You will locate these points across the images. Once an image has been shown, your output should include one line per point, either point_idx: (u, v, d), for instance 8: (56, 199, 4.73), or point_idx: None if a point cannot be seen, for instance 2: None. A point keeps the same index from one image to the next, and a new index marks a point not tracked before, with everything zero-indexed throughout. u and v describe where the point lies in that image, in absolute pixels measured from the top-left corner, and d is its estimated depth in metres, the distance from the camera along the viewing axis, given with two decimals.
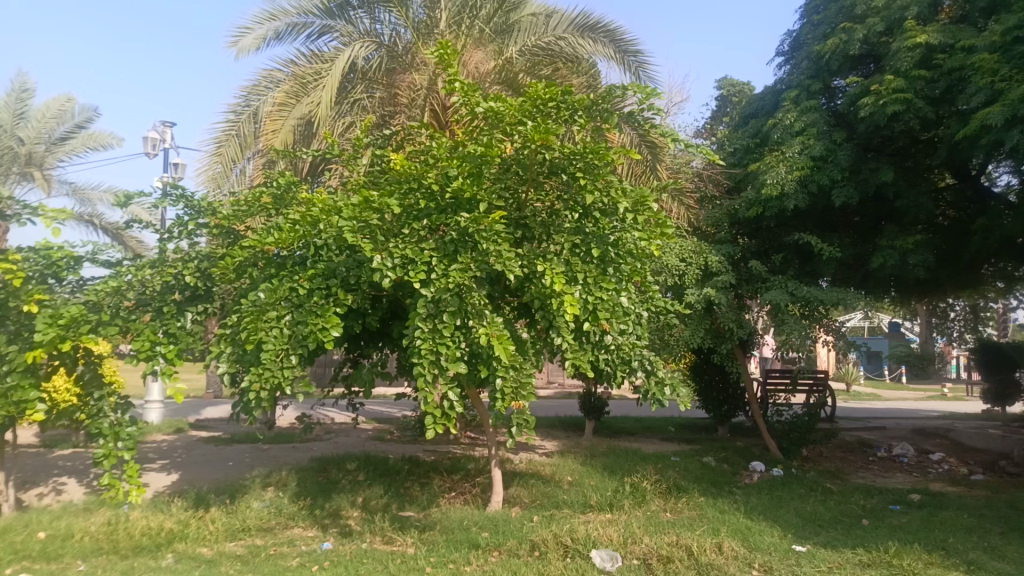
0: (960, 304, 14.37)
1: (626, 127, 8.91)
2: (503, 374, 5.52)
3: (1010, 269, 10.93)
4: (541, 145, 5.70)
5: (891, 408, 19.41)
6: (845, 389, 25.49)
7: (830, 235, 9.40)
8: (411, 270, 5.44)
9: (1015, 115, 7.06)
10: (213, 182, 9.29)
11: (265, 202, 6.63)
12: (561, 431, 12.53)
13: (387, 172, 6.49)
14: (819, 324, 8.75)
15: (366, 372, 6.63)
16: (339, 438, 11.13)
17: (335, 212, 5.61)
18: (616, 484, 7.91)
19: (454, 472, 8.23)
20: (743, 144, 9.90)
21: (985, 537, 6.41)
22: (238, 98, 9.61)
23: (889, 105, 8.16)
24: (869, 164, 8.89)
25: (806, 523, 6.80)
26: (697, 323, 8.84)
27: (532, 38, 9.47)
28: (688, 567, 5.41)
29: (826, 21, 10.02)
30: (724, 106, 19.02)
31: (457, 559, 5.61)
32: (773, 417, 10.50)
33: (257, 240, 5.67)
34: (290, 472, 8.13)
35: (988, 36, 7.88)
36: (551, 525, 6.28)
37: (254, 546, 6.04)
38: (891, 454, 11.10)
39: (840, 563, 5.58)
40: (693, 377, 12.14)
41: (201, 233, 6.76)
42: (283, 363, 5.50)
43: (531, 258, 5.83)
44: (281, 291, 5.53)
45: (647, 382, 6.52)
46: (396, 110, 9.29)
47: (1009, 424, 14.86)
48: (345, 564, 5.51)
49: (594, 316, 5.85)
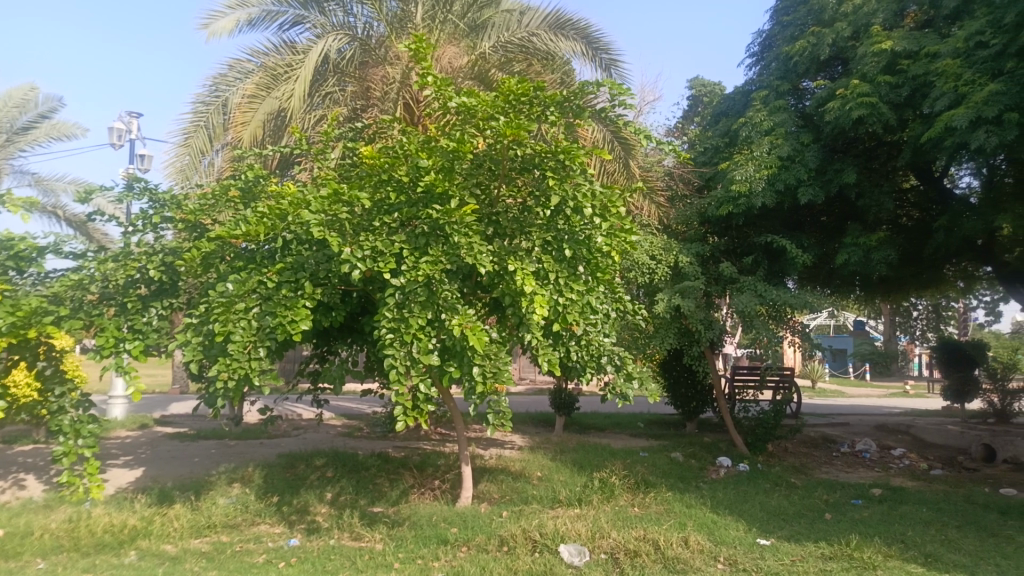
0: (922, 302, 14.74)
1: (598, 122, 8.91)
2: (480, 362, 5.55)
3: (969, 269, 11.24)
4: (512, 141, 5.75)
5: (854, 405, 19.75)
6: (811, 386, 25.82)
7: (796, 235, 9.56)
8: (382, 262, 5.41)
9: (978, 118, 7.21)
10: (180, 175, 9.17)
11: (232, 196, 6.61)
12: (530, 427, 12.58)
13: (357, 165, 6.47)
14: (785, 325, 8.88)
15: (336, 368, 6.50)
16: (307, 435, 11.03)
17: (304, 206, 5.58)
18: (585, 479, 7.95)
19: (424, 468, 8.19)
20: (713, 143, 10.02)
21: (942, 530, 6.60)
22: (206, 88, 9.47)
23: (855, 108, 8.30)
24: (834, 165, 9.07)
25: (770, 517, 6.91)
26: (669, 324, 8.93)
27: (505, 34, 9.48)
28: (655, 561, 5.48)
29: (795, 22, 10.16)
30: (695, 105, 19.18)
31: (425, 555, 5.61)
32: (740, 413, 10.68)
33: (224, 231, 5.59)
34: (257, 468, 8.05)
35: (952, 42, 8.03)
36: (520, 521, 6.29)
37: (219, 543, 5.98)
38: (854, 449, 11.30)
39: (803, 556, 5.68)
40: (663, 373, 12.28)
41: (166, 226, 6.69)
42: (251, 355, 5.40)
43: (502, 255, 5.85)
44: (250, 283, 5.47)
45: (616, 377, 6.60)
46: (369, 104, 9.23)
47: (970, 421, 15.15)
48: (312, 561, 5.47)
49: (566, 315, 5.91)
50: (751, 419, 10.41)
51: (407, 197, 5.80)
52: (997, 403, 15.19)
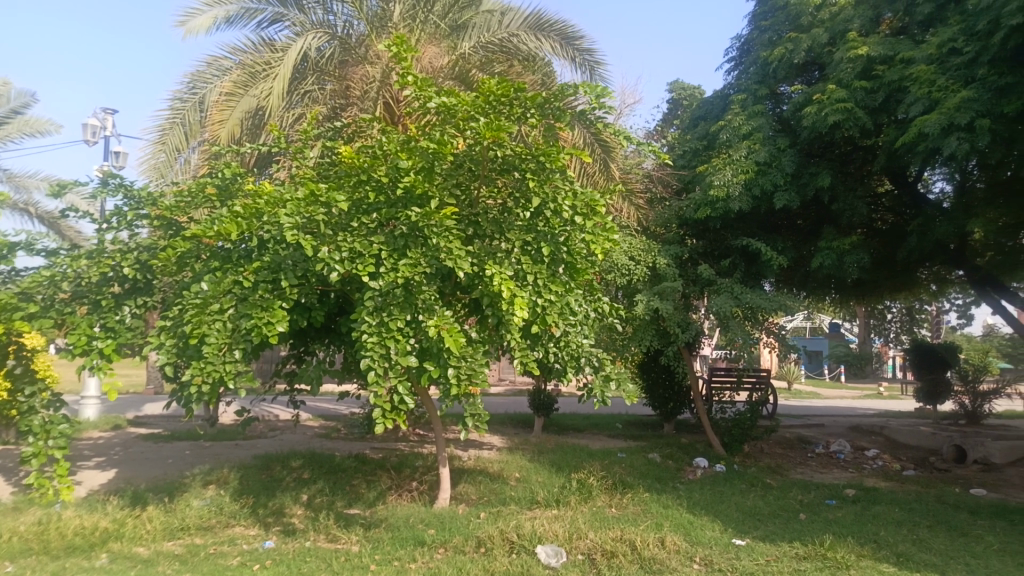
0: (897, 305, 14.90)
1: (578, 125, 8.93)
2: (456, 364, 5.53)
3: (942, 273, 11.42)
4: (492, 142, 5.75)
5: (830, 406, 19.96)
6: (787, 387, 26.08)
7: (772, 238, 9.65)
8: (360, 263, 5.38)
9: (950, 124, 7.33)
10: (156, 172, 9.05)
11: (208, 194, 6.53)
12: (509, 428, 12.57)
13: (336, 164, 6.43)
14: (762, 327, 8.96)
15: (314, 368, 6.45)
16: (284, 436, 10.93)
17: (281, 205, 5.53)
18: (563, 480, 7.97)
19: (401, 469, 8.15)
20: (692, 146, 10.09)
21: (914, 530, 6.69)
22: (183, 85, 9.36)
23: (831, 113, 8.40)
24: (809, 169, 9.18)
25: (746, 518, 6.96)
26: (647, 326, 8.97)
27: (486, 34, 9.46)
28: (631, 562, 5.50)
29: (773, 28, 10.26)
30: (675, 109, 19.29)
31: (401, 557, 5.59)
32: (717, 414, 10.75)
33: (199, 231, 5.52)
34: (232, 470, 7.96)
35: (926, 48, 8.15)
36: (498, 522, 6.29)
37: (193, 545, 5.91)
38: (829, 450, 11.42)
39: (777, 556, 5.74)
40: (641, 374, 12.34)
41: (141, 224, 6.60)
42: (226, 357, 5.34)
43: (482, 256, 5.83)
44: (225, 283, 5.41)
45: (594, 379, 6.60)
46: (348, 103, 9.18)
47: (942, 422, 15.38)
48: (287, 563, 5.42)
49: (545, 316, 5.92)
50: (728, 420, 10.49)
51: (386, 197, 5.77)
52: (967, 404, 15.52)
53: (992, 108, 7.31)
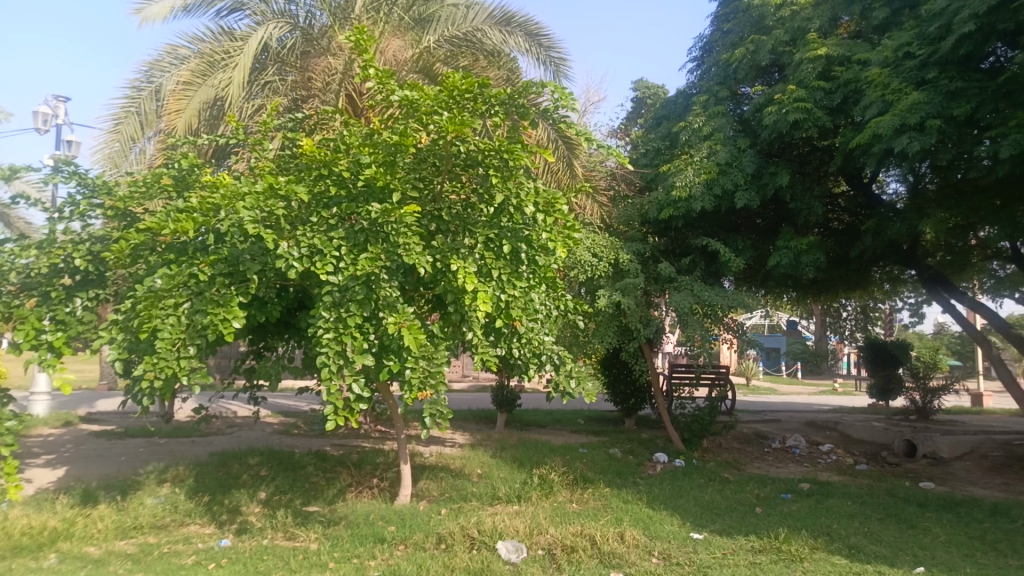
0: (852, 303, 15.24)
1: (542, 121, 8.91)
2: (414, 364, 5.48)
3: (895, 272, 11.73)
4: (455, 137, 5.72)
5: (787, 402, 20.37)
6: (745, 383, 26.51)
7: (732, 238, 9.79)
8: (318, 259, 5.31)
9: (903, 125, 7.51)
10: (110, 161, 8.81)
11: (164, 184, 6.38)
12: (472, 424, 12.55)
13: (296, 157, 6.33)
14: (720, 324, 9.08)
15: (272, 364, 6.38)
16: (242, 432, 10.76)
17: (239, 198, 5.44)
18: (524, 476, 7.98)
19: (362, 466, 8.08)
20: (654, 145, 10.20)
21: (866, 523, 6.86)
22: (139, 74, 9.13)
23: (790, 113, 8.57)
24: (769, 169, 9.32)
25: (704, 511, 7.07)
26: (609, 323, 9.04)
27: (451, 28, 9.34)
28: (591, 556, 5.53)
29: (735, 29, 10.40)
30: (639, 107, 19.43)
31: (361, 554, 5.54)
32: (676, 410, 10.88)
33: (154, 224, 5.40)
34: (188, 467, 7.82)
35: (881, 51, 8.34)
36: (459, 518, 6.28)
37: (146, 545, 5.78)
38: (785, 445, 11.65)
39: (734, 549, 5.83)
40: (602, 369, 12.44)
41: (95, 214, 6.40)
42: (179, 353, 5.22)
43: (443, 252, 5.80)
44: (180, 277, 5.31)
45: (555, 375, 6.60)
46: (310, 94, 9.08)
47: (894, 418, 15.79)
48: (243, 562, 5.34)
49: (507, 312, 5.90)
50: (687, 416, 10.62)
51: (347, 191, 5.71)
52: (918, 401, 15.95)
53: (943, 110, 7.52)
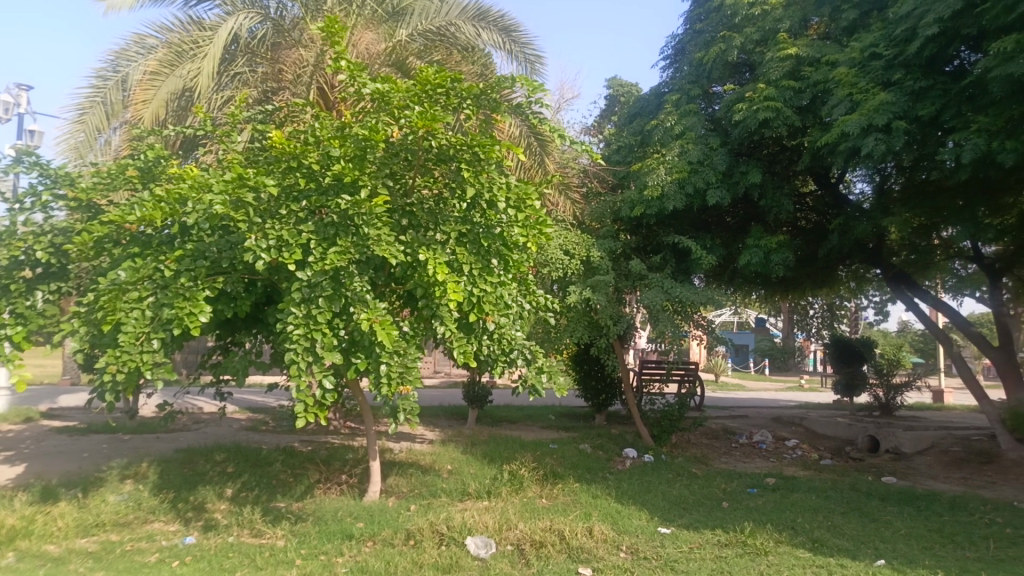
0: (819, 301, 15.49)
1: (515, 117, 8.90)
2: (387, 360, 5.45)
3: (860, 270, 11.95)
4: (426, 132, 5.70)
5: (755, 399, 20.65)
6: (714, 379, 26.83)
7: (702, 236, 9.88)
8: (287, 252, 5.25)
9: (870, 125, 7.64)
10: (75, 152, 8.59)
11: (129, 175, 6.25)
12: (443, 420, 12.53)
13: (265, 150, 6.25)
14: (690, 321, 9.18)
15: (239, 360, 6.30)
16: (208, 429, 10.62)
17: (206, 189, 5.36)
18: (495, 472, 7.99)
19: (331, 462, 8.02)
20: (626, 142, 10.29)
21: (829, 516, 6.99)
22: (104, 63, 8.93)
23: (760, 112, 8.67)
24: (739, 168, 9.42)
25: (672, 506, 7.14)
26: (580, 319, 9.07)
27: (424, 22, 9.30)
28: (560, 551, 5.56)
29: (707, 28, 10.50)
30: (613, 105, 19.52)
31: (328, 551, 5.51)
32: (646, 407, 10.96)
33: (117, 216, 5.30)
34: (152, 463, 7.70)
35: (849, 52, 8.48)
36: (428, 514, 6.27)
37: (108, 542, 5.67)
38: (752, 440, 11.81)
39: (700, 543, 5.90)
40: (574, 366, 12.49)
41: (57, 206, 6.26)
42: (143, 347, 5.10)
43: (414, 246, 5.77)
44: (144, 270, 5.22)
45: (527, 372, 6.58)
46: (280, 87, 8.95)
47: (858, 414, 16.10)
48: (208, 559, 5.27)
49: (478, 307, 5.89)
50: (656, 412, 10.70)
51: (317, 184, 5.65)
52: (881, 397, 16.18)
53: (908, 111, 7.66)
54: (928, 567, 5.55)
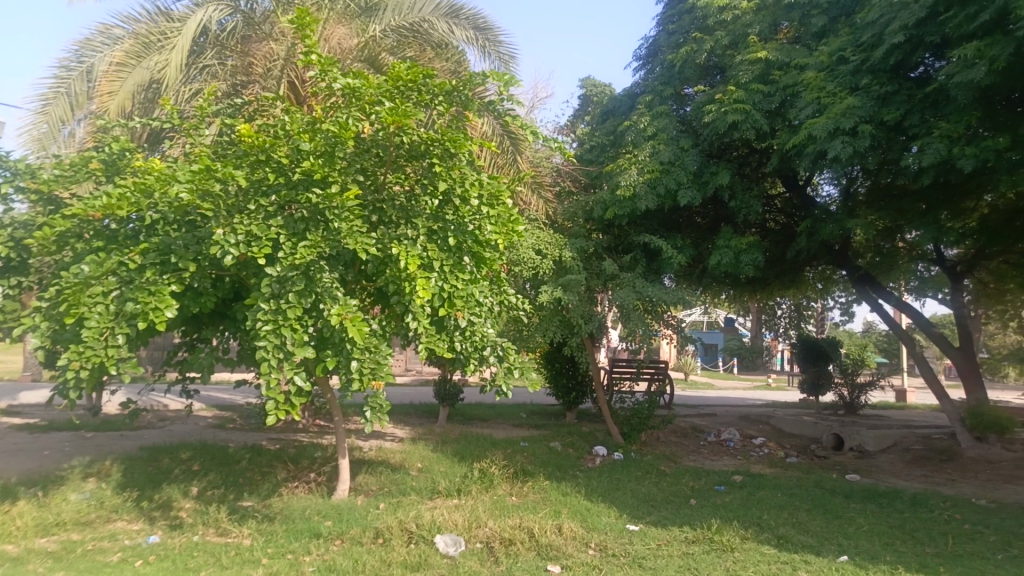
0: (786, 301, 15.72)
1: (487, 115, 8.90)
2: (358, 356, 5.43)
3: (826, 271, 12.16)
4: (398, 128, 5.69)
5: (724, 397, 20.91)
6: (684, 378, 27.09)
7: (673, 236, 9.96)
8: (256, 246, 5.19)
9: (836, 128, 7.78)
10: (38, 144, 8.38)
11: (93, 168, 6.12)
12: (413, 418, 12.48)
13: (234, 143, 6.17)
14: (660, 320, 9.25)
15: (205, 356, 6.22)
16: (173, 426, 10.46)
17: (173, 182, 5.28)
18: (465, 470, 7.98)
19: (299, 460, 7.94)
20: (599, 142, 10.40)
21: (794, 513, 7.10)
22: (69, 53, 8.74)
23: (729, 114, 8.77)
24: (710, 168, 9.52)
25: (641, 504, 7.19)
26: (551, 317, 9.10)
27: (397, 18, 9.26)
28: (529, 549, 5.57)
29: (679, 29, 10.60)
30: (586, 104, 19.59)
31: (295, 550, 5.46)
32: (616, 405, 11.03)
33: (81, 208, 5.20)
34: (115, 461, 7.56)
35: (818, 56, 8.62)
36: (397, 512, 6.24)
37: (68, 542, 5.56)
38: (720, 438, 11.95)
39: (668, 540, 5.95)
40: (545, 364, 12.52)
41: (18, 198, 6.15)
42: (108, 342, 5.00)
43: (385, 241, 5.75)
44: (109, 264, 5.13)
45: (499, 369, 6.57)
46: (251, 80, 8.64)
47: (824, 413, 16.38)
48: (172, 558, 5.20)
49: (449, 304, 5.86)
50: (626, 410, 10.78)
51: (286, 179, 5.59)
52: (846, 396, 16.54)
53: (874, 115, 7.81)
54: (889, 562, 5.66)
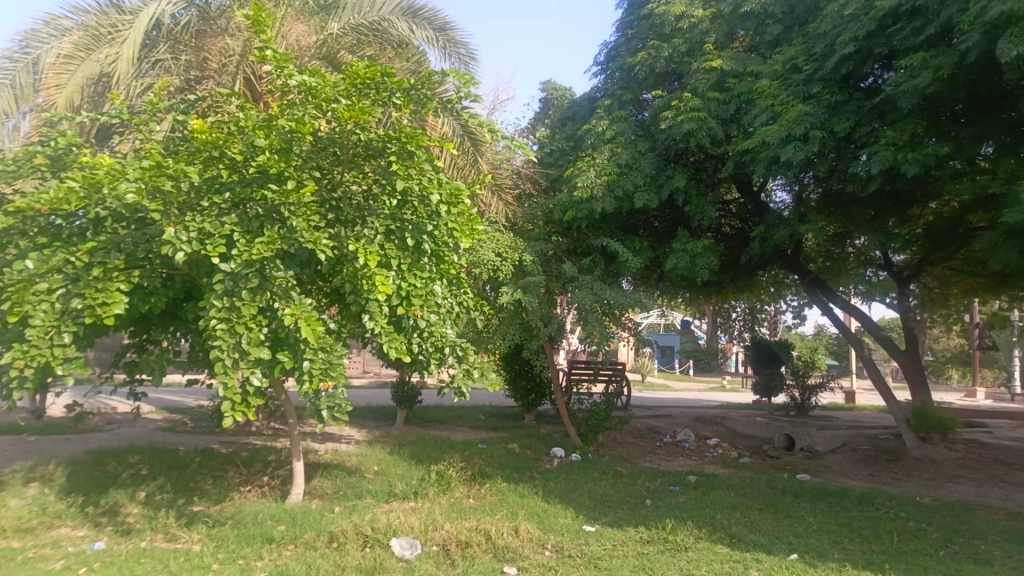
0: (741, 305, 15.98)
1: (447, 115, 8.80)
2: (312, 356, 5.33)
3: (780, 275, 12.40)
4: (355, 124, 5.65)
5: (680, 399, 21.21)
6: (641, 379, 27.37)
7: (631, 239, 10.06)
8: (209, 243, 5.08)
9: (789, 135, 7.95)
10: None
11: (38, 163, 5.91)
12: (371, 421, 12.37)
13: (186, 140, 6.04)
14: (618, 323, 9.31)
15: (156, 357, 6.08)
16: (121, 430, 10.17)
17: (122, 177, 5.14)
18: (423, 472, 7.94)
19: (251, 464, 7.80)
20: (560, 146, 10.47)
21: (746, 513, 7.23)
22: (13, 43, 8.39)
23: (686, 119, 8.90)
24: (667, 173, 9.64)
25: (597, 504, 7.24)
26: (511, 320, 9.18)
27: (356, 16, 9.17)
28: (485, 551, 5.56)
29: (638, 35, 10.72)
30: (547, 107, 19.67)
31: (247, 555, 5.35)
32: (574, 406, 11.08)
33: (25, 204, 5.04)
34: (59, 466, 7.32)
35: (772, 65, 8.80)
36: (352, 516, 6.17)
37: (9, 550, 5.37)
38: (676, 440, 12.10)
39: (623, 540, 6.01)
40: (504, 366, 12.52)
41: None
42: (53, 341, 4.84)
43: (342, 240, 5.68)
44: (54, 261, 4.97)
45: (457, 370, 6.54)
46: (204, 76, 8.55)
47: (777, 414, 16.71)
48: (119, 565, 5.05)
49: (407, 302, 5.81)
50: (584, 411, 10.83)
51: (240, 175, 5.50)
52: (797, 397, 16.74)
53: (825, 123, 8.00)
54: (838, 560, 5.80)
